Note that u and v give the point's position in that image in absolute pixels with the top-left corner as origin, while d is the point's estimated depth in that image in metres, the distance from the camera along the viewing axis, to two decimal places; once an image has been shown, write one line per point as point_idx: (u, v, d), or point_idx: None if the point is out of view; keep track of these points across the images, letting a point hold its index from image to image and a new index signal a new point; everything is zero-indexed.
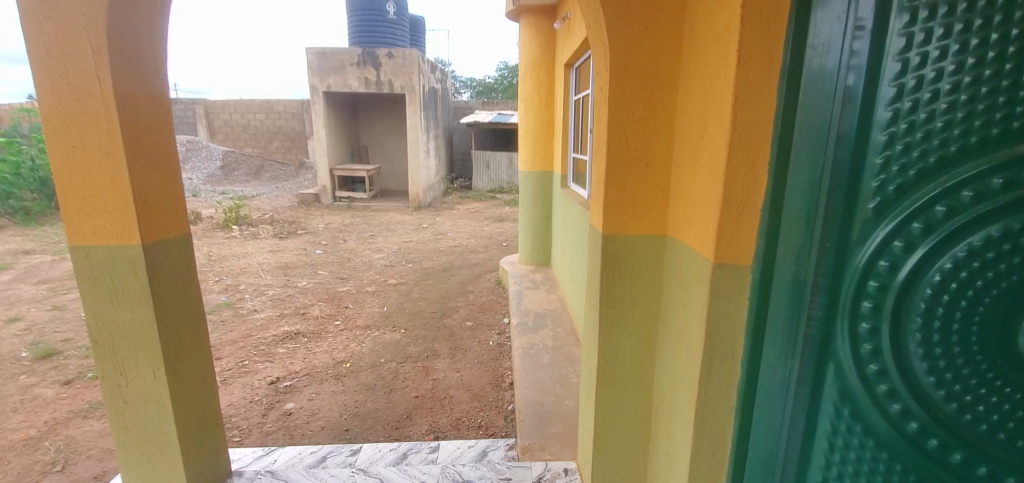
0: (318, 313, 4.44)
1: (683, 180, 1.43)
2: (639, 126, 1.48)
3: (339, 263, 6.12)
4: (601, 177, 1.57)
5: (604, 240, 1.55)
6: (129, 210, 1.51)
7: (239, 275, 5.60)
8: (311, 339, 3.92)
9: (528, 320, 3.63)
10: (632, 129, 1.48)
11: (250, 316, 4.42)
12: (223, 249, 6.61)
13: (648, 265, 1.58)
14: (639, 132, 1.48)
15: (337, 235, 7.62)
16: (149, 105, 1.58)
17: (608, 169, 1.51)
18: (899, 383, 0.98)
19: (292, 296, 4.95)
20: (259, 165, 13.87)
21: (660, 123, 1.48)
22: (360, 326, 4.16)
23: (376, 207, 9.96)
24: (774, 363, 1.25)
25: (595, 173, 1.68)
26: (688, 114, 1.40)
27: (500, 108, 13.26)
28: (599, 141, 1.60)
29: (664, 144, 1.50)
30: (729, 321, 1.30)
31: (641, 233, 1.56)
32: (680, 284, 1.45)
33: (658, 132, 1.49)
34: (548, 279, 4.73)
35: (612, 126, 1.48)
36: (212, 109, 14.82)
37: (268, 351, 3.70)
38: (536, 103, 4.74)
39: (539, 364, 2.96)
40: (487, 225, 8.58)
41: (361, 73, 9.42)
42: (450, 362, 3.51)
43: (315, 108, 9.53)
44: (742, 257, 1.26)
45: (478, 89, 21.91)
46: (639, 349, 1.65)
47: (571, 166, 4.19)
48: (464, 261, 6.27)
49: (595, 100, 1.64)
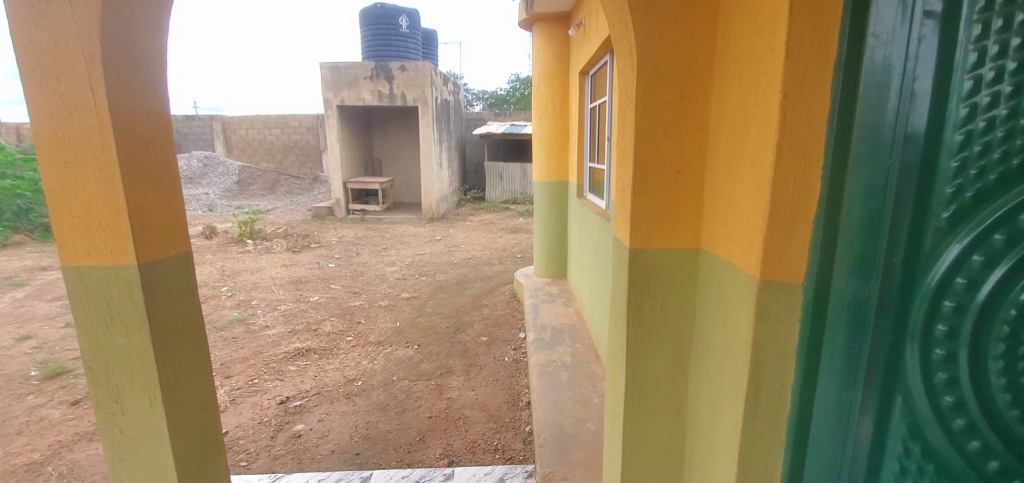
0: (329, 329, 4.35)
1: (721, 189, 1.29)
2: (669, 130, 1.35)
3: (352, 277, 6.04)
4: (627, 185, 1.44)
5: (631, 255, 1.42)
6: (125, 228, 1.42)
7: (251, 290, 5.55)
8: (322, 355, 3.82)
9: (545, 335, 3.48)
10: (659, 133, 1.35)
11: (262, 333, 4.35)
12: (237, 264, 6.59)
13: (679, 281, 1.44)
14: (667, 137, 1.36)
15: (350, 248, 7.58)
16: (147, 117, 1.50)
17: (636, 177, 1.38)
18: (978, 416, 0.84)
19: (304, 311, 4.87)
20: (274, 178, 13.95)
21: (692, 126, 1.35)
22: (372, 342, 4.05)
23: (389, 219, 9.92)
24: (826, 392, 1.10)
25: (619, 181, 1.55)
26: (726, 115, 1.27)
27: (512, 119, 13.23)
28: (622, 146, 1.49)
29: (697, 148, 1.37)
30: (777, 346, 1.14)
31: (673, 246, 1.42)
32: (718, 303, 1.31)
33: (690, 135, 1.36)
34: (565, 291, 4.59)
35: (640, 129, 1.35)
36: (229, 125, 15.07)
37: (278, 369, 3.60)
38: (549, 113, 4.63)
39: (558, 382, 2.80)
40: (501, 236, 8.47)
41: (374, 87, 9.43)
42: (465, 379, 3.38)
43: (329, 121, 9.54)
44: (791, 273, 1.10)
45: (491, 101, 22.12)
46: (670, 372, 1.50)
47: (588, 175, 4.06)
48: (479, 274, 6.15)
49: (618, 104, 1.54)
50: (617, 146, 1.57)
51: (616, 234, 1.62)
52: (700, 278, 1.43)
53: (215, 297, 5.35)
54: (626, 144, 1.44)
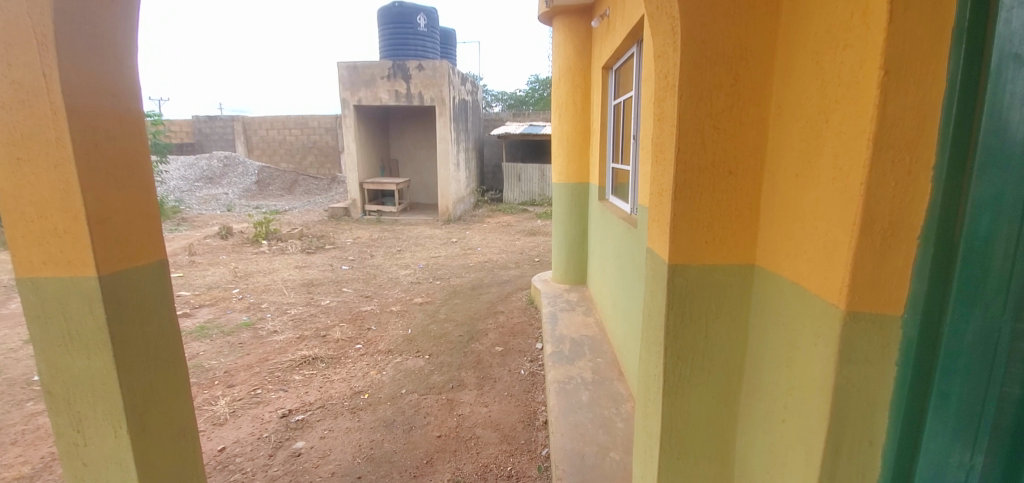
0: (338, 335, 4.18)
1: (786, 195, 1.05)
2: (718, 122, 1.11)
3: (365, 280, 5.89)
4: (665, 188, 1.21)
5: (668, 273, 1.19)
6: (83, 233, 1.24)
7: (263, 292, 5.44)
8: (329, 364, 3.65)
9: (564, 348, 3.24)
10: (706, 127, 1.12)
11: (270, 339, 4.21)
12: (251, 265, 6.51)
13: (727, 305, 1.20)
14: (717, 131, 1.12)
15: (365, 250, 7.44)
16: (114, 108, 1.32)
17: (678, 179, 1.14)
18: None
19: (314, 315, 4.73)
20: (293, 178, 13.96)
21: (748, 117, 1.11)
22: (382, 350, 3.87)
23: (405, 220, 9.78)
24: (924, 461, 0.83)
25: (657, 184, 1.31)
26: (794, 104, 1.02)
27: (531, 119, 13.01)
28: (660, 141, 1.25)
29: (751, 144, 1.13)
30: (865, 396, 0.88)
31: (721, 261, 1.18)
32: (780, 334, 1.07)
33: (743, 128, 1.12)
34: (584, 299, 4.35)
35: (684, 121, 1.11)
36: (250, 126, 15.15)
37: (283, 379, 3.45)
38: (570, 111, 4.40)
39: (577, 403, 2.57)
40: (518, 239, 8.25)
41: (391, 86, 9.30)
42: (477, 394, 3.17)
43: (346, 121, 9.45)
44: (888, 303, 0.84)
45: (511, 102, 21.98)
46: (714, 412, 1.26)
47: (611, 176, 3.82)
48: (494, 278, 5.93)
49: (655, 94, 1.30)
50: (653, 143, 1.34)
51: (650, 246, 1.39)
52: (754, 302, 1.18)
53: (226, 300, 5.26)
54: (665, 139, 1.21)
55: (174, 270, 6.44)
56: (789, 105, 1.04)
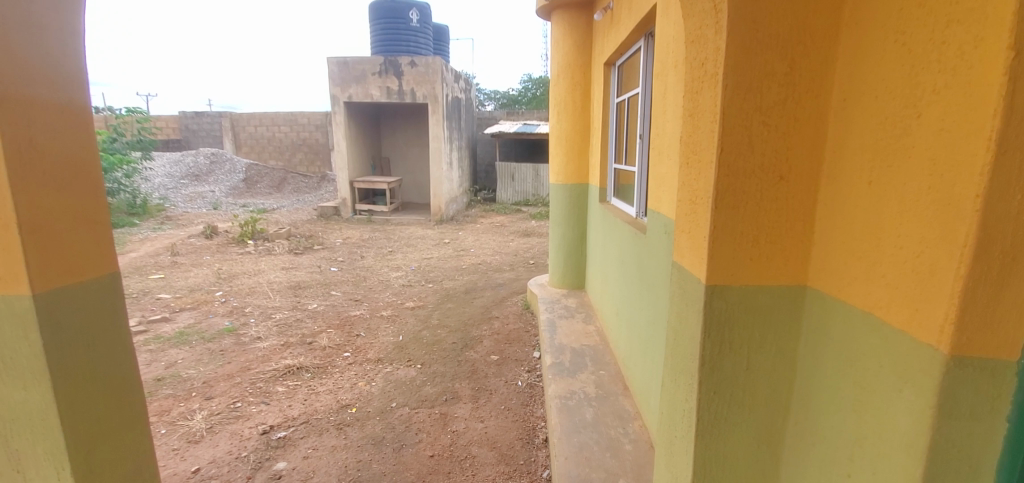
0: (325, 342, 3.97)
1: (854, 207, 0.88)
2: (770, 117, 0.95)
3: (355, 283, 5.67)
4: (702, 195, 1.03)
5: (706, 294, 1.01)
6: (14, 244, 1.06)
7: (246, 295, 5.21)
8: (315, 374, 3.45)
9: (564, 359, 3.06)
10: (754, 124, 0.95)
11: (253, 346, 4.00)
12: (235, 266, 6.26)
13: (774, 333, 1.03)
14: (767, 128, 0.95)
15: (355, 251, 7.22)
16: (55, 101, 1.16)
17: (720, 184, 0.96)
18: None
19: (300, 320, 4.51)
20: (282, 176, 13.66)
21: (805, 113, 0.95)
22: (371, 359, 3.67)
23: (397, 220, 9.56)
24: None
25: (688, 189, 1.14)
26: (867, 98, 0.86)
27: (526, 119, 12.83)
28: (694, 140, 1.08)
29: (807, 146, 0.96)
30: (968, 460, 0.71)
31: (768, 281, 1.01)
32: (843, 370, 0.90)
33: (798, 126, 0.95)
34: (583, 304, 4.17)
35: (729, 116, 0.94)
36: (238, 122, 14.81)
37: (265, 390, 3.25)
38: (569, 109, 4.23)
39: (580, 422, 2.40)
40: (512, 240, 8.06)
41: (383, 82, 9.07)
42: (473, 408, 2.99)
43: (336, 118, 9.21)
44: (1004, 345, 0.67)
45: (504, 101, 21.82)
46: (753, 455, 1.09)
47: (614, 177, 3.65)
48: (489, 282, 5.74)
49: (687, 87, 1.14)
50: (682, 143, 1.18)
51: (676, 259, 1.22)
52: (806, 330, 1.01)
53: (208, 304, 5.03)
54: (702, 138, 1.04)
55: (155, 271, 6.19)
56: (858, 100, 0.88)
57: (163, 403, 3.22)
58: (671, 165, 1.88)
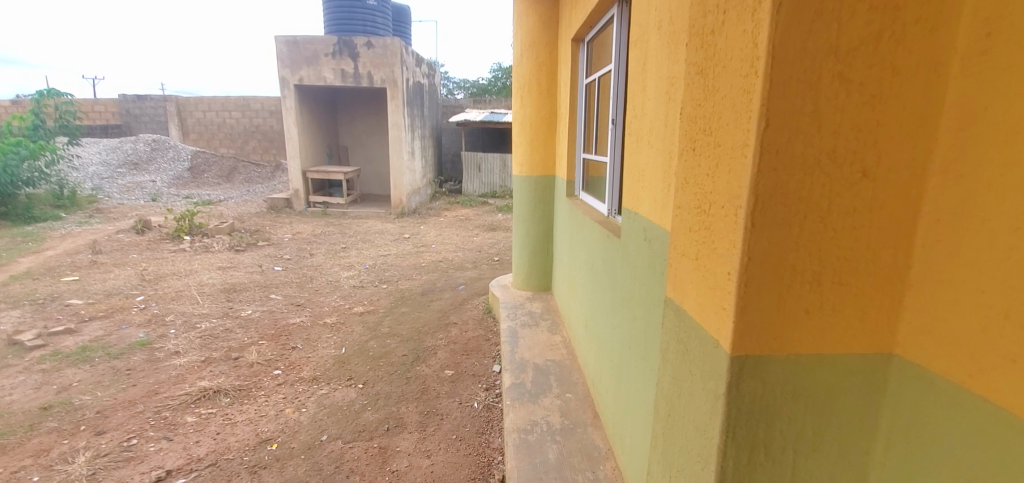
0: (254, 358, 3.45)
1: (981, 219, 0.60)
2: (844, 82, 0.66)
3: (299, 284, 5.12)
4: (725, 189, 0.74)
5: (733, 349, 0.72)
6: None
7: (171, 301, 4.62)
8: (234, 400, 2.94)
9: (525, 380, 2.66)
10: (822, 89, 0.66)
11: (167, 363, 3.46)
12: (164, 267, 5.61)
13: (839, 401, 0.74)
14: (836, 98, 0.66)
15: (304, 248, 6.62)
16: None
17: (765, 177, 0.67)
18: None
19: (228, 331, 3.96)
20: (232, 165, 12.78)
21: (896, 79, 0.66)
22: (305, 378, 3.16)
23: (354, 213, 8.95)
24: None
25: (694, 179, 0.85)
26: (1008, 54, 0.57)
27: (493, 107, 12.34)
28: (710, 120, 0.80)
29: (900, 129, 0.67)
30: None
31: (833, 327, 0.72)
32: (957, 471, 0.62)
33: (885, 97, 0.66)
34: (549, 310, 3.77)
35: (783, 77, 0.65)
36: (184, 107, 13.80)
37: (171, 422, 2.74)
38: (533, 93, 3.81)
39: (542, 464, 1.98)
40: (477, 235, 7.59)
41: (337, 64, 8.41)
42: (419, 440, 2.54)
43: (285, 103, 8.51)
44: None
45: (473, 91, 21.23)
46: None
47: (582, 169, 3.26)
48: (449, 282, 5.28)
49: (703, 34, 0.85)
50: (687, 128, 0.90)
51: (675, 276, 0.93)
52: (893, 397, 0.72)
53: (124, 312, 4.41)
54: (725, 113, 0.75)
55: (70, 272, 5.48)
56: (994, 56, 0.59)
57: (43, 439, 2.66)
58: (658, 158, 1.48)
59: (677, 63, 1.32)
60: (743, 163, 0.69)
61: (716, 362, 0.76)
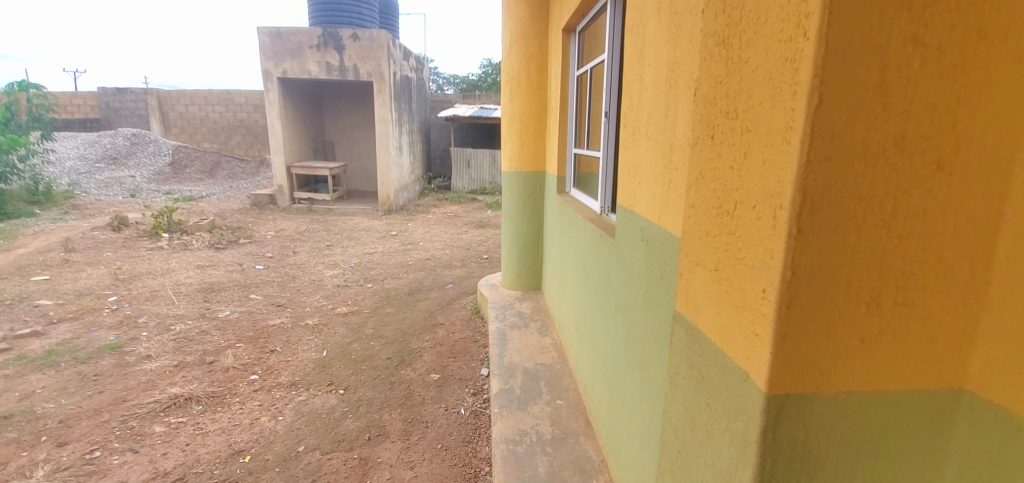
0: (230, 362, 3.29)
1: None
2: (914, 56, 0.55)
3: (280, 284, 4.95)
4: (760, 183, 0.63)
5: (773, 377, 0.62)
6: None
7: (145, 301, 4.43)
8: (207, 407, 2.79)
9: (515, 385, 2.53)
10: (891, 60, 0.55)
11: (138, 368, 3.29)
12: (140, 266, 5.40)
13: (892, 435, 0.64)
14: (904, 77, 0.56)
15: (287, 245, 6.43)
16: None
17: (817, 170, 0.57)
18: None
19: (204, 333, 3.79)
20: (215, 160, 12.49)
21: (974, 54, 0.55)
22: (282, 384, 3.02)
23: (340, 209, 8.76)
24: None
25: (716, 168, 0.75)
26: None
27: (483, 103, 12.19)
28: (738, 104, 0.69)
29: (980, 115, 0.57)
30: None
31: (892, 346, 0.62)
32: None
33: (963, 76, 0.56)
34: (539, 310, 3.66)
35: (841, 45, 0.54)
36: (166, 101, 13.46)
37: (138, 433, 2.58)
38: (522, 86, 3.68)
39: (532, 478, 1.86)
40: (465, 232, 7.45)
41: (321, 57, 8.20)
42: (402, 450, 2.41)
43: (269, 96, 8.29)
44: None
45: (463, 87, 21.03)
46: None
47: (574, 165, 3.13)
48: (436, 280, 5.14)
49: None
50: (706, 115, 0.79)
51: (690, 283, 0.83)
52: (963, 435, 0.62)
53: (94, 313, 4.22)
54: (760, 93, 0.64)
55: (40, 271, 5.25)
56: None
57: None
58: (656, 151, 1.37)
59: (678, 47, 1.21)
60: (785, 154, 0.58)
61: (744, 394, 0.66)
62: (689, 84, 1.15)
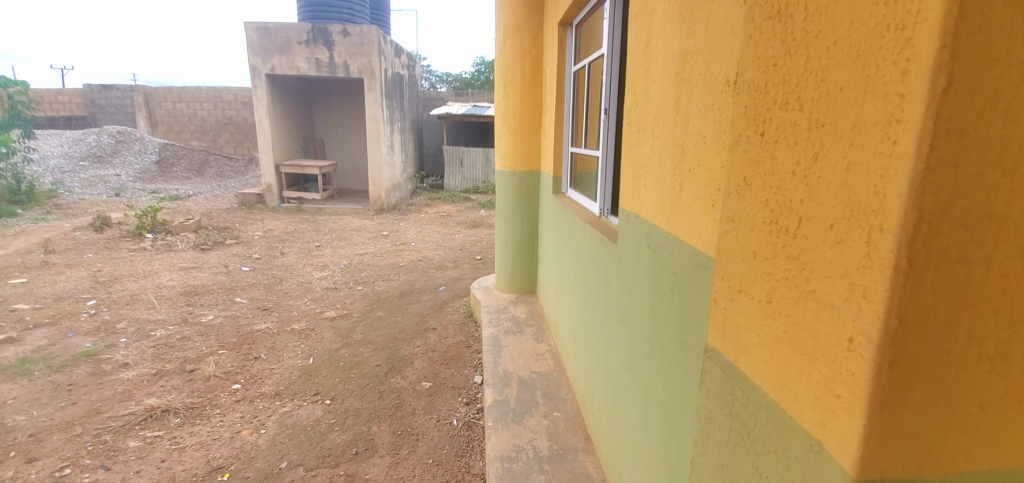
0: (211, 370, 3.15)
1: None
2: None
3: (267, 286, 4.80)
4: (846, 195, 0.51)
5: (866, 442, 0.49)
6: None
7: (125, 306, 4.27)
8: (185, 420, 2.64)
9: (510, 396, 2.41)
10: None
11: (114, 377, 3.13)
12: (121, 268, 5.23)
13: None
14: None
15: (275, 246, 6.27)
16: None
17: (936, 180, 0.44)
18: None
19: (186, 339, 3.64)
20: (203, 158, 12.27)
21: None
22: (266, 394, 2.88)
23: (330, 209, 8.59)
24: None
25: (774, 174, 0.62)
26: None
27: (476, 101, 12.05)
28: (806, 94, 0.56)
29: None
30: None
31: (1012, 397, 0.50)
32: None
33: None
34: (534, 315, 3.54)
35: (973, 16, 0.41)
36: (152, 98, 13.20)
37: (111, 448, 2.43)
38: (517, 82, 3.55)
39: None
40: (458, 232, 7.31)
41: (311, 53, 8.02)
42: (390, 465, 2.29)
43: (256, 93, 8.10)
44: None
45: (456, 85, 20.86)
46: None
47: (570, 164, 3.01)
48: (428, 283, 5.01)
49: None
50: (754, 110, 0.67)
51: (737, 311, 0.71)
52: None
53: (71, 318, 4.04)
54: (844, 78, 0.51)
55: (17, 274, 5.06)
56: None
57: None
58: (665, 151, 1.25)
59: (693, 34, 1.09)
60: (887, 159, 0.46)
61: (819, 462, 0.54)
62: (705, 75, 1.03)
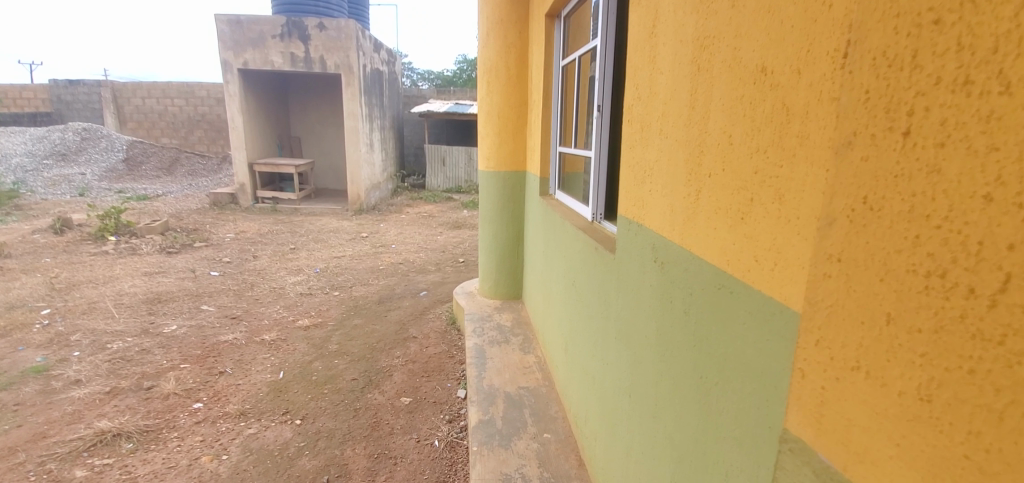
0: (171, 386, 2.90)
1: None
2: None
3: (237, 292, 4.53)
4: None
5: None
6: None
7: (81, 315, 3.97)
8: (139, 445, 2.41)
9: (496, 416, 2.23)
10: None
11: (63, 396, 2.87)
12: (80, 273, 4.90)
13: None
14: None
15: (247, 249, 5.98)
16: None
17: None
18: None
19: (145, 352, 3.37)
20: (174, 156, 11.81)
21: None
22: (230, 413, 2.65)
23: (307, 209, 8.30)
24: None
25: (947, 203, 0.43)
26: None
27: (458, 98, 11.83)
28: (1017, 71, 0.38)
29: None
30: None
31: None
32: None
33: None
34: (520, 323, 3.36)
35: None
36: (120, 93, 12.66)
37: (53, 479, 2.19)
38: (501, 77, 3.37)
39: None
40: (440, 234, 7.10)
41: (285, 48, 7.71)
42: None
43: (228, 88, 7.76)
44: None
45: (437, 83, 20.56)
46: None
47: (557, 164, 2.82)
48: (409, 287, 4.80)
49: None
50: (887, 99, 0.48)
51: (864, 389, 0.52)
52: None
53: (22, 329, 3.73)
54: None
55: None
56: None
57: None
58: (679, 155, 1.08)
59: (713, 15, 0.93)
60: None
61: None
62: (731, 62, 0.87)
